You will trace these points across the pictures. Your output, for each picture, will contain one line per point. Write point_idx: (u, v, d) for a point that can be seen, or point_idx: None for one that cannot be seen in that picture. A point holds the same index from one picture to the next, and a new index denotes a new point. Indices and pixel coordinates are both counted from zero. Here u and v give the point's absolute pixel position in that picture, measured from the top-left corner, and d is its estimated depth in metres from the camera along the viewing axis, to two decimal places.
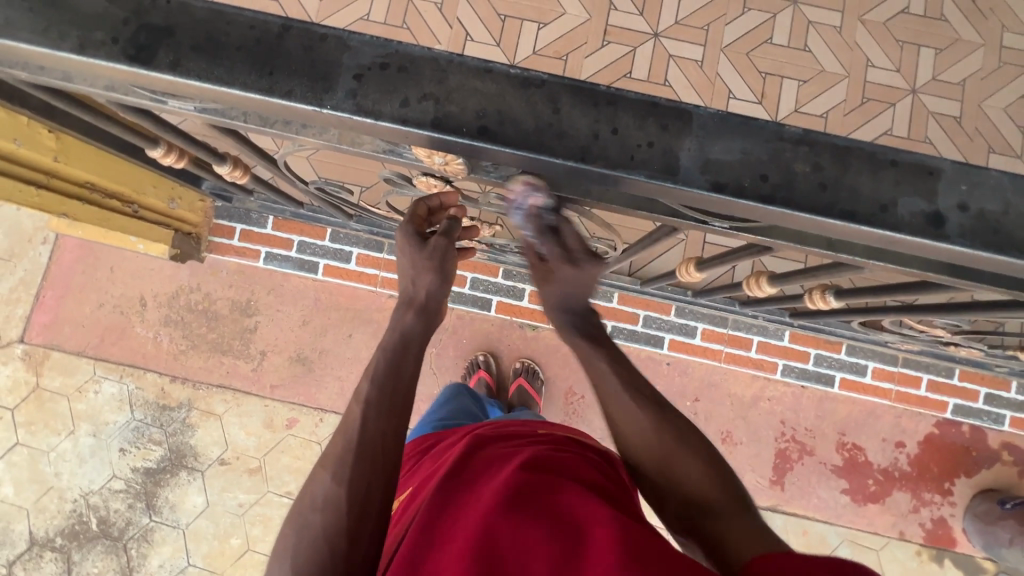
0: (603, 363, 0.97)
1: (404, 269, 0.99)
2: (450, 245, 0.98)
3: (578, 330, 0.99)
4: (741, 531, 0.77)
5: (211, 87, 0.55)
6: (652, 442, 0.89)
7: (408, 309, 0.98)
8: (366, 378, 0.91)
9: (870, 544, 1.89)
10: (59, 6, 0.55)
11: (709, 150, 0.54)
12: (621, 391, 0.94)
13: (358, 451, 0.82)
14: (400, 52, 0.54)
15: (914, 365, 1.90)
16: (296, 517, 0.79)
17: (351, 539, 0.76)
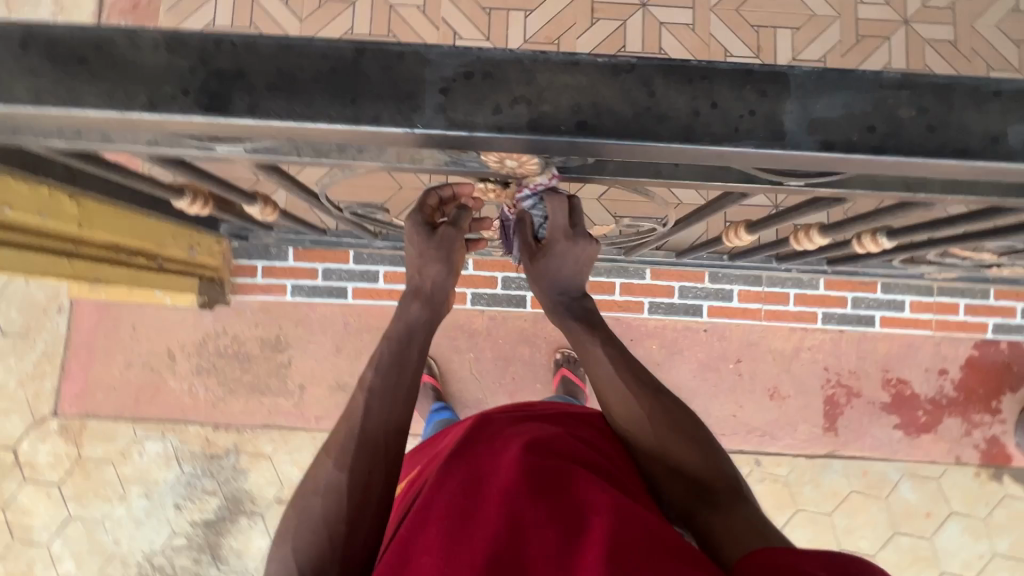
0: (595, 345, 0.93)
1: (411, 258, 0.96)
2: (458, 236, 0.96)
3: (575, 315, 0.95)
4: (733, 528, 0.72)
5: (293, 125, 0.52)
6: (656, 436, 0.85)
7: (415, 298, 0.96)
8: (372, 365, 0.89)
9: (928, 473, 1.92)
10: (117, 65, 0.52)
11: (812, 110, 0.52)
12: (621, 376, 0.90)
13: (361, 438, 0.82)
14: (483, 58, 0.52)
15: (950, 293, 1.91)
16: (298, 499, 0.81)
17: (352, 524, 0.77)
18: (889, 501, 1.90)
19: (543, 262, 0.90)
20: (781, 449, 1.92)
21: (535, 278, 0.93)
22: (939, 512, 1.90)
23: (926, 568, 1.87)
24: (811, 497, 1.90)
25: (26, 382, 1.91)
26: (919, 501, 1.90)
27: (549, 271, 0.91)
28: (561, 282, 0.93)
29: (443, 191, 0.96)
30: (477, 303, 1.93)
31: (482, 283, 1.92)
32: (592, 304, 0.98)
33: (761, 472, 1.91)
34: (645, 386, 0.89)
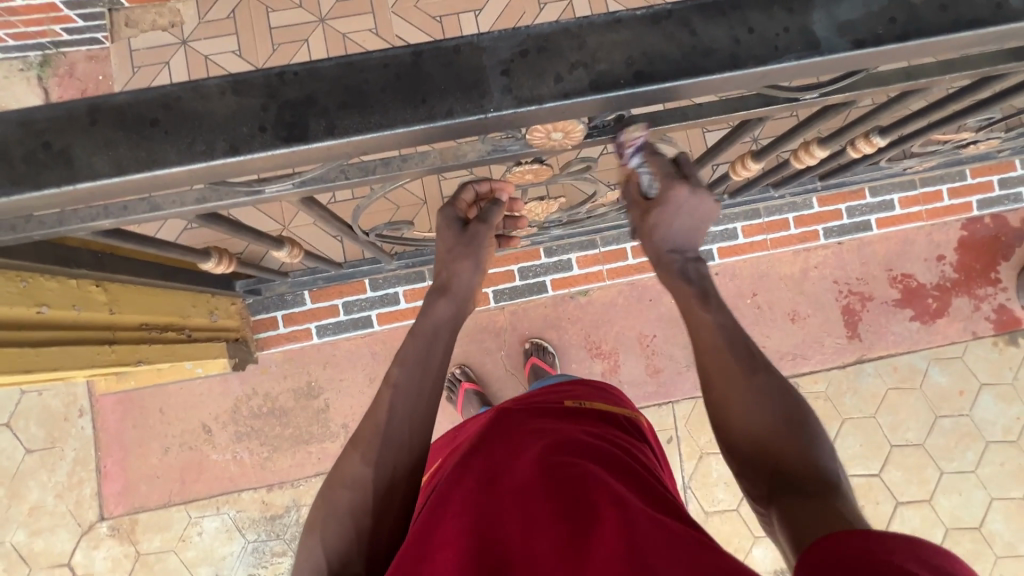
0: (703, 310, 0.86)
1: (442, 253, 0.96)
2: (488, 232, 0.96)
3: (683, 279, 0.89)
4: (819, 512, 0.64)
5: (371, 136, 0.54)
6: (757, 416, 0.77)
7: (443, 294, 0.94)
8: (397, 361, 0.89)
9: (951, 354, 2.02)
10: (187, 118, 0.53)
11: (838, 14, 0.57)
12: (724, 349, 0.82)
13: (386, 434, 0.83)
14: (534, 34, 0.55)
15: (932, 182, 2.02)
16: (326, 490, 0.82)
17: (376, 519, 0.79)
18: (923, 389, 2.00)
19: (655, 214, 0.88)
20: (814, 366, 2.00)
21: (649, 232, 0.90)
22: (970, 388, 2.00)
23: (972, 441, 1.97)
24: (852, 405, 1.99)
25: (64, 494, 1.86)
26: (950, 382, 2.01)
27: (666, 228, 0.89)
28: (673, 238, 0.90)
29: (479, 186, 0.98)
30: (500, 300, 1.96)
31: (500, 280, 1.95)
32: (703, 270, 0.91)
33: (801, 393, 1.99)
34: (749, 362, 0.81)
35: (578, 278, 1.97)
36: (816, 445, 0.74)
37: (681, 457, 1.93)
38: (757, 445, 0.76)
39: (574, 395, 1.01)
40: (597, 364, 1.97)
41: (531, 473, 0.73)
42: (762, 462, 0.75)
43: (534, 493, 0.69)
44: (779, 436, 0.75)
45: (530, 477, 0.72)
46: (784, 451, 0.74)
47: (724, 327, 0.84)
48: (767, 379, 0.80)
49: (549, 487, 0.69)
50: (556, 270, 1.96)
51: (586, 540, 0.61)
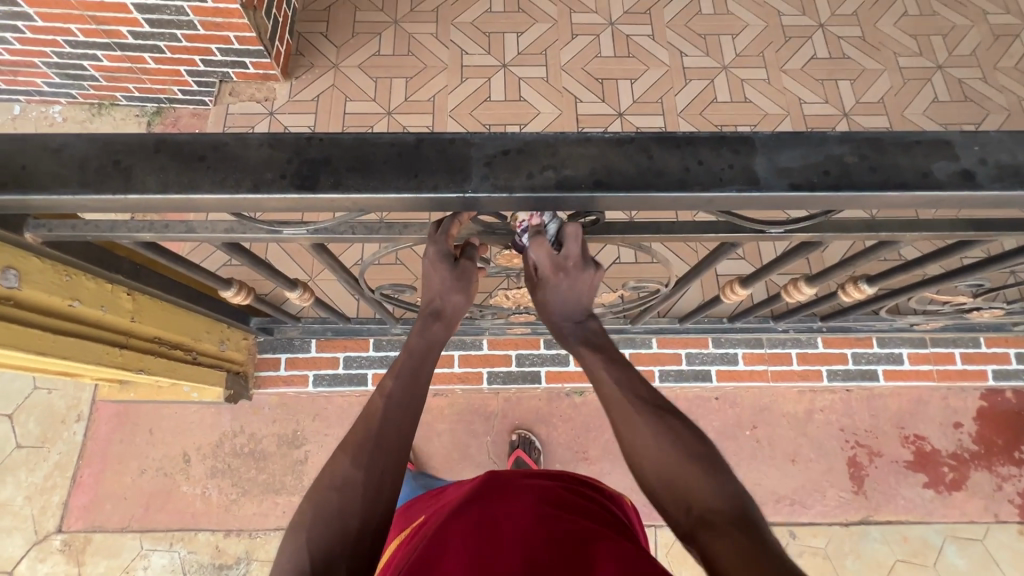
0: (602, 367, 0.91)
1: (431, 285, 0.95)
2: (474, 270, 0.95)
3: (580, 339, 0.95)
4: (734, 551, 0.65)
5: (368, 196, 0.65)
6: (658, 456, 0.80)
7: (436, 319, 0.97)
8: (391, 375, 0.93)
9: (970, 535, 1.85)
10: (228, 159, 0.66)
11: (778, 160, 0.67)
12: (630, 401, 0.86)
13: (379, 439, 0.85)
14: (516, 139, 0.67)
15: (943, 342, 1.98)
16: (314, 494, 0.81)
17: (364, 520, 0.78)
18: (937, 568, 1.82)
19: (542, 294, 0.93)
20: (813, 518, 1.87)
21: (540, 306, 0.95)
22: None
23: None
24: (854, 571, 1.82)
25: (34, 497, 1.87)
26: (968, 567, 1.82)
27: (554, 303, 0.93)
28: (563, 310, 0.94)
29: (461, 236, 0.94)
30: (493, 382, 1.97)
31: (498, 362, 1.98)
32: (597, 326, 0.97)
33: (797, 545, 1.84)
34: (647, 406, 0.86)
35: (575, 374, 1.98)
36: (714, 474, 0.77)
37: None
38: (661, 481, 0.79)
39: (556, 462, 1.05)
40: (581, 469, 1.91)
41: (529, 516, 0.78)
42: (681, 507, 0.75)
43: (533, 535, 0.74)
44: (682, 469, 0.78)
45: (526, 521, 0.77)
46: (693, 489, 0.76)
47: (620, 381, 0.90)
48: (660, 421, 0.84)
49: (545, 533, 0.74)
50: (553, 362, 1.98)
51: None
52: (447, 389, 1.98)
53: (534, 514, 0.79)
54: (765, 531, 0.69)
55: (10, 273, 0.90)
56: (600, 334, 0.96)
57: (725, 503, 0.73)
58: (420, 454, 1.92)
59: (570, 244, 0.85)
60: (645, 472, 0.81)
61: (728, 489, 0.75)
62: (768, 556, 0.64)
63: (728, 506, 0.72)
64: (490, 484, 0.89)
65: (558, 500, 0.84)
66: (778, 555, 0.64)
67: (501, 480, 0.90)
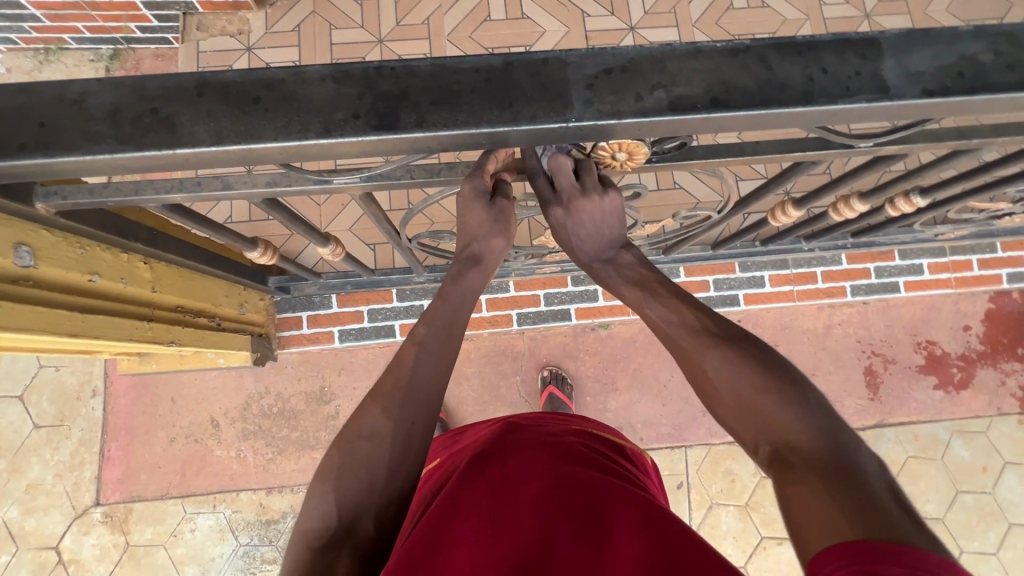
0: (650, 304, 0.85)
1: (467, 228, 0.92)
2: (512, 208, 0.92)
3: (623, 278, 0.90)
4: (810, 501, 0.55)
5: (457, 132, 0.57)
6: (727, 388, 0.72)
7: (471, 265, 0.92)
8: (423, 322, 0.88)
9: (974, 428, 1.98)
10: (288, 100, 0.56)
11: (908, 63, 0.60)
12: (685, 340, 0.79)
13: (408, 389, 0.81)
14: (618, 56, 0.58)
15: (961, 251, 2.03)
16: (340, 442, 0.78)
17: (391, 470, 0.76)
18: (945, 460, 1.95)
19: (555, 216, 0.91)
20: None
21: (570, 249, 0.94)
22: (994, 465, 1.95)
23: (994, 522, 1.91)
24: None
25: (64, 474, 1.84)
26: (972, 457, 1.95)
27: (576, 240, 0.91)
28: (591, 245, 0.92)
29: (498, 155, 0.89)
30: (523, 323, 1.97)
31: (526, 303, 1.96)
32: (631, 259, 0.92)
33: None
34: (708, 338, 0.77)
35: (602, 309, 1.97)
36: (795, 403, 0.66)
37: (690, 505, 1.89)
38: (734, 413, 0.71)
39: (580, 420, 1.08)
40: (611, 399, 1.95)
41: (543, 482, 0.78)
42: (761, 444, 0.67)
43: (548, 500, 0.74)
44: (750, 400, 0.69)
45: (545, 483, 0.78)
46: (766, 423, 0.67)
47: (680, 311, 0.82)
48: (731, 350, 0.75)
49: (561, 496, 0.75)
50: (582, 299, 1.97)
51: (603, 549, 0.66)
52: (474, 333, 1.96)
53: (551, 474, 0.80)
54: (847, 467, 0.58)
55: (23, 251, 0.80)
56: (636, 268, 0.91)
57: (811, 440, 0.62)
58: (452, 399, 1.93)
59: (561, 182, 0.86)
60: (720, 408, 0.73)
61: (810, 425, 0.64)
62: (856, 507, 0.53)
63: (816, 444, 0.62)
64: (505, 446, 0.89)
65: (576, 461, 0.85)
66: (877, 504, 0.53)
67: (516, 442, 0.90)
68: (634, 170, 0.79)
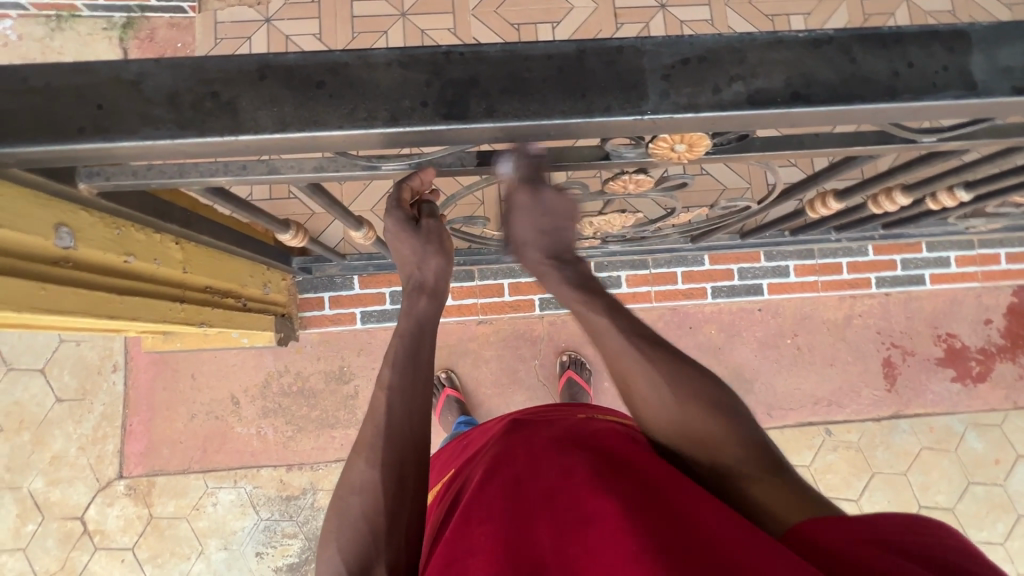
0: (596, 313, 0.89)
1: (404, 258, 0.97)
2: (441, 226, 0.98)
3: (571, 283, 0.94)
4: (778, 493, 0.70)
5: (527, 124, 0.55)
6: (671, 410, 0.81)
7: (420, 293, 0.98)
8: (387, 365, 0.92)
9: (989, 421, 1.98)
10: (354, 85, 0.54)
11: (998, 58, 0.57)
12: (637, 350, 0.85)
13: (387, 434, 0.85)
14: (697, 45, 0.56)
15: (990, 244, 2.00)
16: (337, 500, 0.82)
17: (391, 518, 0.79)
18: (958, 452, 1.96)
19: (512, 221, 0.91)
20: (849, 416, 1.97)
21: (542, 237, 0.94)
22: (1007, 458, 1.96)
23: (1003, 513, 1.93)
24: (884, 460, 1.95)
25: (87, 447, 1.87)
26: (986, 449, 1.97)
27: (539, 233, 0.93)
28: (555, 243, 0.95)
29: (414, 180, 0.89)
30: (544, 308, 1.96)
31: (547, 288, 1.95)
32: (587, 268, 0.97)
33: (833, 441, 1.96)
34: (652, 353, 0.85)
35: (624, 296, 1.96)
36: (733, 421, 0.80)
37: None
38: (677, 435, 0.81)
39: (588, 410, 1.08)
40: None
41: (551, 478, 0.78)
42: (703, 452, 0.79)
43: (557, 497, 0.75)
44: (694, 421, 0.80)
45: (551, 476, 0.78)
46: (709, 439, 0.78)
47: (625, 329, 0.87)
48: (668, 369, 0.84)
49: (569, 488, 0.75)
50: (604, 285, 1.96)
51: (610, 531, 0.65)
52: (495, 317, 1.96)
53: (556, 464, 0.80)
54: (781, 469, 0.74)
55: (64, 232, 0.79)
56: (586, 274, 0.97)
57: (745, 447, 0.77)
58: (471, 381, 1.94)
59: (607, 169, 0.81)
60: (663, 430, 0.83)
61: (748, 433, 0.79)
62: (803, 495, 0.70)
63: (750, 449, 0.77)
64: (511, 442, 0.89)
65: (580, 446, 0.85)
66: (810, 493, 0.70)
67: (522, 438, 0.90)
68: (690, 162, 0.77)
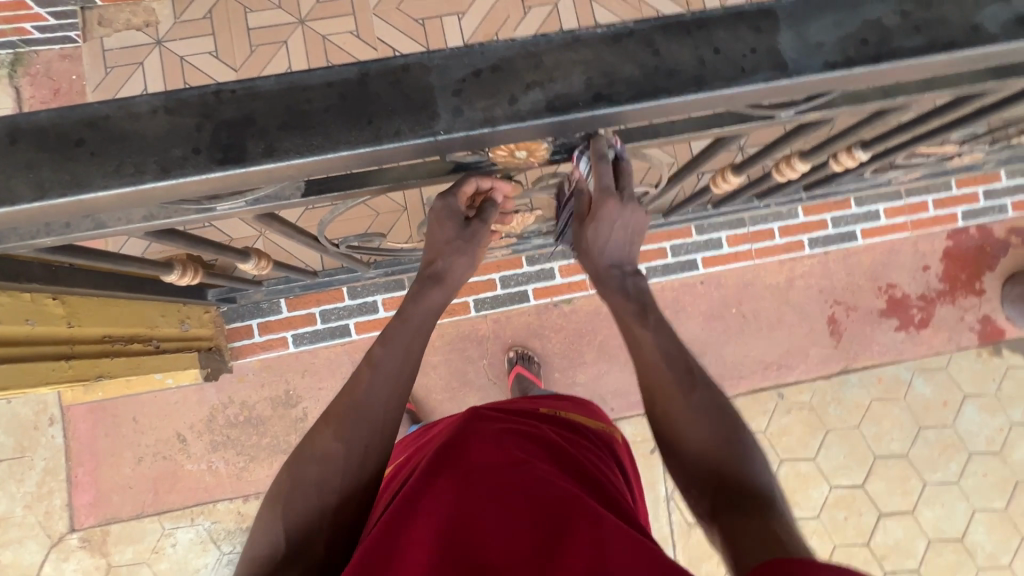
0: (643, 327, 0.87)
1: (436, 242, 0.92)
2: (487, 229, 0.91)
3: (624, 294, 0.89)
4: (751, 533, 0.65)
5: (314, 159, 0.51)
6: (698, 436, 0.79)
7: (434, 283, 0.93)
8: (380, 342, 0.89)
9: (936, 365, 2.02)
10: (118, 140, 0.50)
11: (807, 34, 0.55)
12: (666, 368, 0.84)
13: (362, 414, 0.84)
14: (488, 54, 0.52)
15: (918, 192, 2.01)
16: (292, 465, 0.83)
17: (342, 497, 0.81)
18: (908, 399, 2.00)
19: (588, 229, 0.85)
20: (799, 376, 1.99)
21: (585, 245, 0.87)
22: (955, 399, 2.00)
23: (955, 452, 1.98)
24: (837, 415, 1.98)
25: (34, 505, 1.81)
26: (934, 393, 2.00)
27: (598, 246, 0.87)
28: (613, 254, 0.89)
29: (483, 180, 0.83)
30: (481, 309, 1.94)
31: (483, 288, 1.93)
32: (642, 282, 0.92)
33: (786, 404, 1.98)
34: (687, 377, 0.83)
35: (561, 287, 1.94)
36: (748, 462, 0.76)
37: (664, 468, 1.93)
38: (705, 464, 0.77)
39: (546, 403, 1.09)
40: (580, 373, 1.95)
41: (503, 479, 0.76)
42: (701, 473, 0.77)
43: (504, 496, 0.73)
44: (711, 450, 0.78)
45: (501, 471, 0.78)
46: (729, 469, 0.76)
47: (661, 344, 0.86)
48: (703, 396, 0.82)
49: (518, 489, 0.74)
50: (539, 279, 1.94)
51: (557, 541, 0.66)
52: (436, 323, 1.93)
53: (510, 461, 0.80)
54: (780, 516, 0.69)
55: None
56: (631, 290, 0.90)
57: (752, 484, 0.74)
58: (419, 389, 1.91)
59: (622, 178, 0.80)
60: (685, 456, 0.80)
61: (754, 477, 0.75)
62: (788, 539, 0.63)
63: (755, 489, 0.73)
64: (464, 438, 0.88)
65: (536, 452, 0.85)
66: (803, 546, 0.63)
67: (477, 430, 0.90)
68: (545, 164, 0.73)
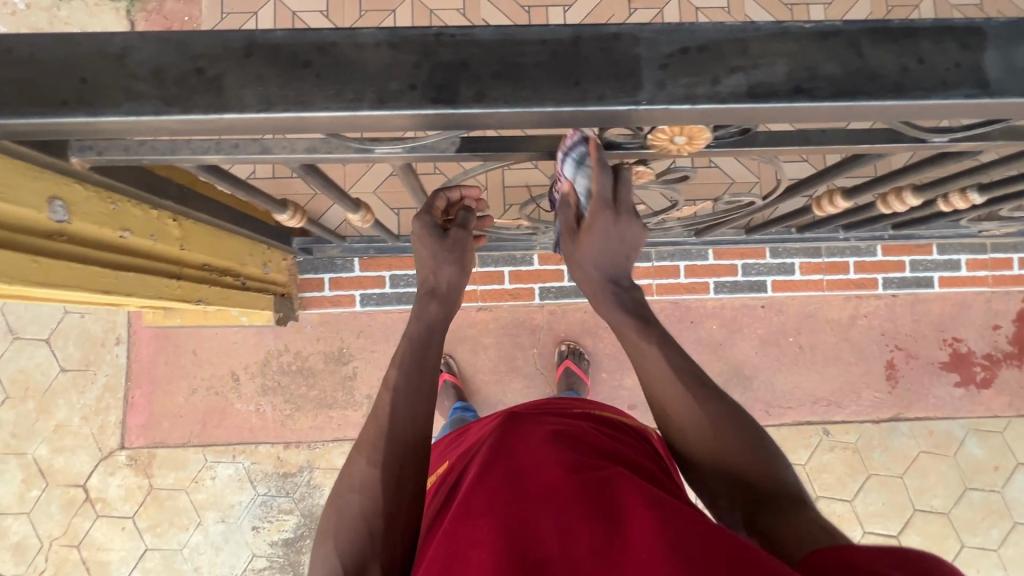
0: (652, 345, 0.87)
1: (422, 260, 0.94)
2: (468, 237, 0.96)
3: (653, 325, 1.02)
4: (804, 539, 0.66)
5: (518, 111, 0.53)
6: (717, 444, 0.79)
7: (432, 297, 0.94)
8: (394, 364, 0.88)
9: (991, 427, 1.96)
10: (341, 67, 0.53)
11: (1014, 56, 0.55)
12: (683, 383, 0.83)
13: (390, 435, 0.82)
14: (697, 34, 0.54)
15: (1003, 249, 1.96)
16: (337, 498, 0.80)
17: (389, 521, 0.76)
18: (957, 457, 1.95)
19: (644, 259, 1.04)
20: (848, 416, 1.96)
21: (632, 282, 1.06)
22: (1006, 465, 1.94)
23: (998, 519, 1.91)
24: (881, 461, 1.94)
25: (90, 417, 1.90)
26: (985, 455, 1.95)
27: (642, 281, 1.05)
28: None
29: (450, 193, 0.97)
30: (545, 297, 1.96)
31: (549, 277, 1.95)
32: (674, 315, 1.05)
33: (831, 441, 1.94)
34: (702, 390, 0.83)
35: None
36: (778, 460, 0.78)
37: None
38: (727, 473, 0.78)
39: (584, 404, 1.04)
40: (628, 377, 1.95)
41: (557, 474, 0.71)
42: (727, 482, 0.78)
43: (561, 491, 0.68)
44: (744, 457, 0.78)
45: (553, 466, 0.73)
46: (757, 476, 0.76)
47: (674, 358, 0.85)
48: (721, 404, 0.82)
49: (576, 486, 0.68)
50: None
51: (622, 536, 0.60)
52: (496, 304, 1.95)
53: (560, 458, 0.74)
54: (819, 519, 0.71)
55: (57, 205, 0.78)
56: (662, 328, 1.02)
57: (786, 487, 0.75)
58: (468, 367, 1.94)
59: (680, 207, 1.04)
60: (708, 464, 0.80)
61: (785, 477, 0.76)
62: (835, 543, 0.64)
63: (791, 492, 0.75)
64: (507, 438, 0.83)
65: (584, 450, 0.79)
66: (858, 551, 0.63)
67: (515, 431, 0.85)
68: (692, 155, 0.74)
